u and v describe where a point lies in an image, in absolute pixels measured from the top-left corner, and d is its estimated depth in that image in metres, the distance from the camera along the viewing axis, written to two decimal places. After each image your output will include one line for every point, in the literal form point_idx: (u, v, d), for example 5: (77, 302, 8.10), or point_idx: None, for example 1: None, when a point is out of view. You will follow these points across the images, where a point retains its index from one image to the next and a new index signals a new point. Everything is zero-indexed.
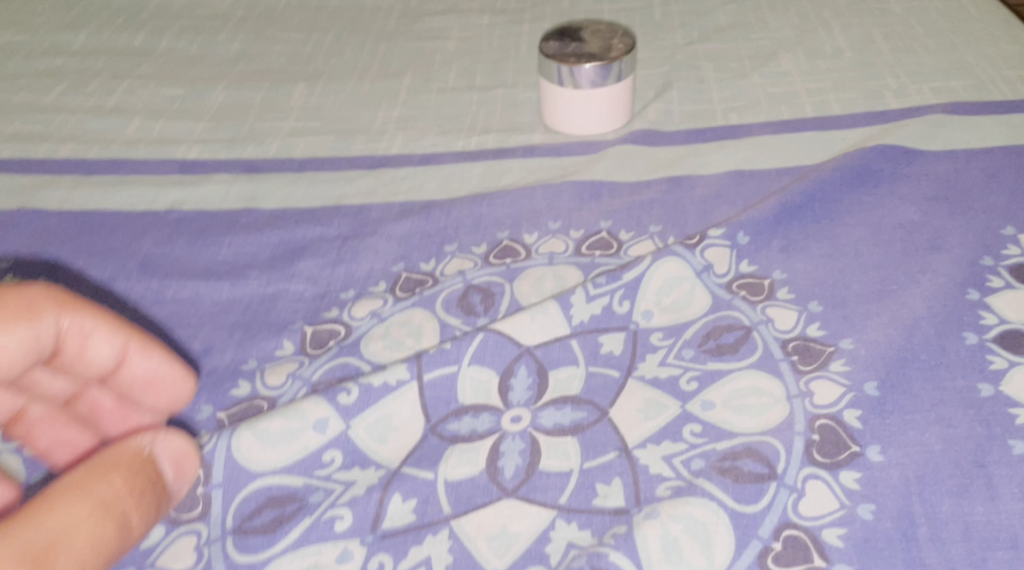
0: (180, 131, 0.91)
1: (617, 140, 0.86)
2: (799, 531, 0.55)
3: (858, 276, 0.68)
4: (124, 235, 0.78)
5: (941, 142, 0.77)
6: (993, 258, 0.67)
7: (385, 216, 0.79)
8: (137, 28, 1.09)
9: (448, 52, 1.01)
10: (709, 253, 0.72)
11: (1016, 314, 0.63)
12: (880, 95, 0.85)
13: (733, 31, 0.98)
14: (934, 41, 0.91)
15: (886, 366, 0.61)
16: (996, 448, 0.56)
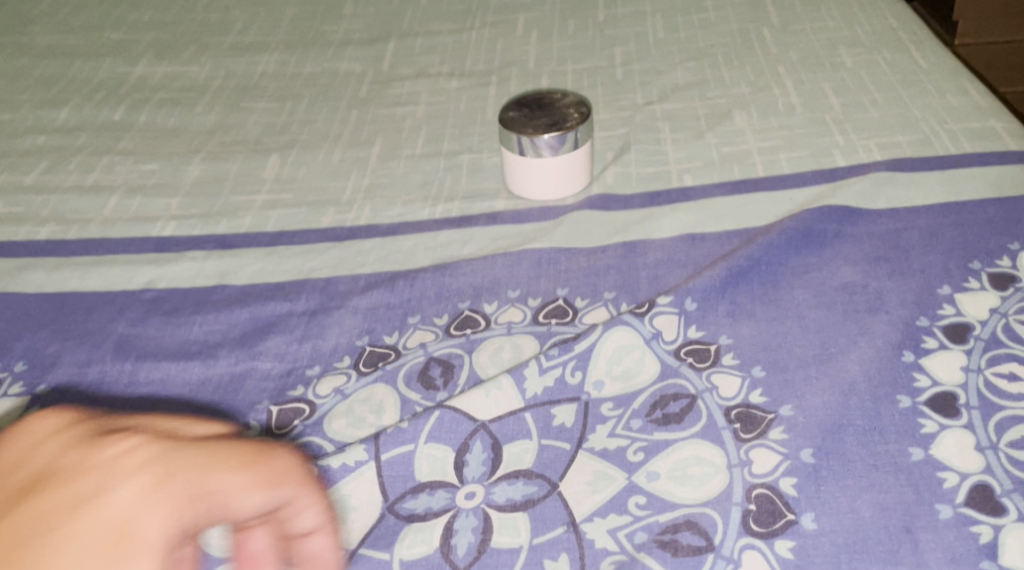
0: (157, 206, 0.96)
1: (576, 204, 0.94)
2: None
3: (800, 339, 0.73)
4: (101, 317, 0.82)
5: (883, 201, 0.87)
6: (928, 318, 0.74)
7: (350, 288, 0.84)
8: (118, 102, 1.16)
9: (416, 117, 1.09)
10: (658, 320, 0.75)
11: (946, 376, 0.69)
12: (826, 152, 0.96)
13: (687, 91, 1.09)
14: (883, 95, 1.03)
15: (822, 433, 0.65)
16: (924, 512, 0.60)
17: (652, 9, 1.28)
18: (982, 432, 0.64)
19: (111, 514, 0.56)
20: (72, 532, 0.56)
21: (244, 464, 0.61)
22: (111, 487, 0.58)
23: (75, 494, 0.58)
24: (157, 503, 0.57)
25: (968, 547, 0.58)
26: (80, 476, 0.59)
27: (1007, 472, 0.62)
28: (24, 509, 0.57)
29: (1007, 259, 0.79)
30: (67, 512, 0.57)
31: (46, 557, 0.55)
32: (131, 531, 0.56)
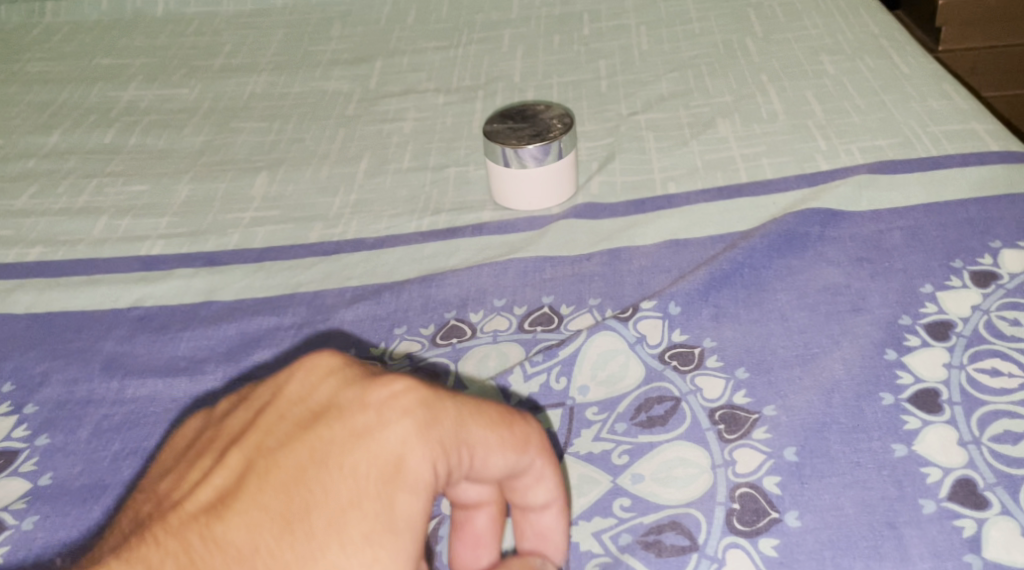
0: (146, 226, 0.97)
1: (561, 214, 0.94)
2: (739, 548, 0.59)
3: (783, 340, 0.73)
4: (89, 336, 0.82)
5: (866, 204, 0.87)
6: (911, 317, 0.74)
7: (338, 301, 0.84)
8: (108, 125, 1.16)
9: (404, 133, 1.10)
10: (642, 325, 0.76)
11: (929, 373, 0.69)
12: (810, 157, 0.96)
13: (672, 100, 1.10)
14: (865, 100, 1.03)
15: (805, 432, 0.65)
16: (908, 507, 0.60)
17: (636, 22, 1.29)
18: (965, 427, 0.65)
19: (396, 450, 0.47)
20: (330, 478, 0.47)
21: (496, 422, 0.52)
22: (387, 428, 0.48)
23: (352, 428, 0.48)
24: (436, 447, 0.48)
25: (952, 541, 0.58)
26: (359, 408, 0.48)
27: (989, 466, 0.62)
28: (287, 448, 0.48)
29: (989, 257, 0.80)
30: (322, 452, 0.47)
31: (316, 499, 0.46)
32: (403, 478, 0.47)
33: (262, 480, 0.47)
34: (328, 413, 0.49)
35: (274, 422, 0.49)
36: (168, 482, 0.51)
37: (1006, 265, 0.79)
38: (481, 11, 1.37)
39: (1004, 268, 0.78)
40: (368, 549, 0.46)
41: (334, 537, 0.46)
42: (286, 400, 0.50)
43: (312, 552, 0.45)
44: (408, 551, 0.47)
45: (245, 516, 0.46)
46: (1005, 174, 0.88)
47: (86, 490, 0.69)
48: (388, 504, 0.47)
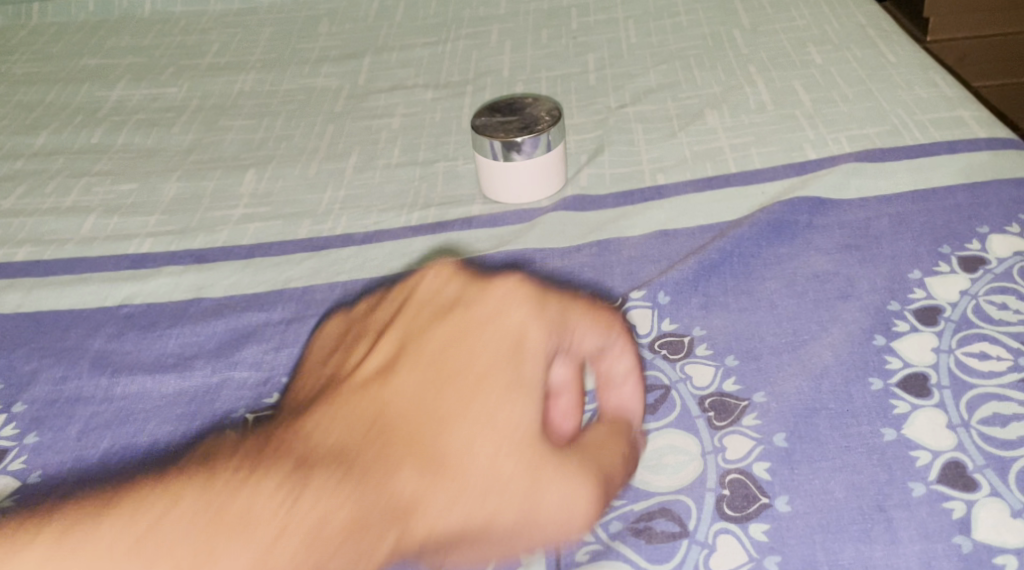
0: (134, 225, 0.97)
1: (550, 206, 0.94)
2: (731, 532, 0.59)
3: (772, 328, 0.73)
4: (78, 334, 0.82)
5: (854, 192, 0.87)
6: (900, 303, 0.74)
7: (327, 296, 0.84)
8: (96, 125, 1.16)
9: (393, 129, 1.10)
10: (632, 315, 0.76)
11: (918, 358, 0.69)
12: (798, 147, 0.96)
13: (661, 93, 1.10)
14: (852, 89, 1.03)
15: (795, 418, 0.65)
16: (897, 490, 0.60)
17: (624, 15, 1.29)
18: (954, 411, 0.65)
19: (523, 335, 0.73)
20: (472, 348, 0.72)
21: (594, 321, 0.75)
22: (508, 316, 0.75)
23: (483, 320, 0.75)
24: (543, 320, 0.75)
25: (942, 523, 0.58)
26: (485, 318, 0.75)
27: (978, 449, 0.62)
28: (431, 335, 0.74)
29: (977, 242, 0.80)
30: (461, 330, 0.74)
31: (462, 365, 0.71)
32: (524, 354, 0.71)
33: (431, 366, 0.72)
34: (466, 311, 0.76)
35: (423, 316, 0.77)
36: (333, 357, 0.75)
37: (994, 250, 0.79)
38: (469, 6, 1.37)
39: (992, 253, 0.79)
40: (506, 405, 0.68)
41: (487, 391, 0.69)
42: (422, 304, 0.78)
43: (464, 398, 0.69)
44: (530, 401, 0.68)
45: (413, 383, 0.70)
46: (992, 161, 0.88)
47: (74, 486, 0.68)
48: (517, 372, 0.70)
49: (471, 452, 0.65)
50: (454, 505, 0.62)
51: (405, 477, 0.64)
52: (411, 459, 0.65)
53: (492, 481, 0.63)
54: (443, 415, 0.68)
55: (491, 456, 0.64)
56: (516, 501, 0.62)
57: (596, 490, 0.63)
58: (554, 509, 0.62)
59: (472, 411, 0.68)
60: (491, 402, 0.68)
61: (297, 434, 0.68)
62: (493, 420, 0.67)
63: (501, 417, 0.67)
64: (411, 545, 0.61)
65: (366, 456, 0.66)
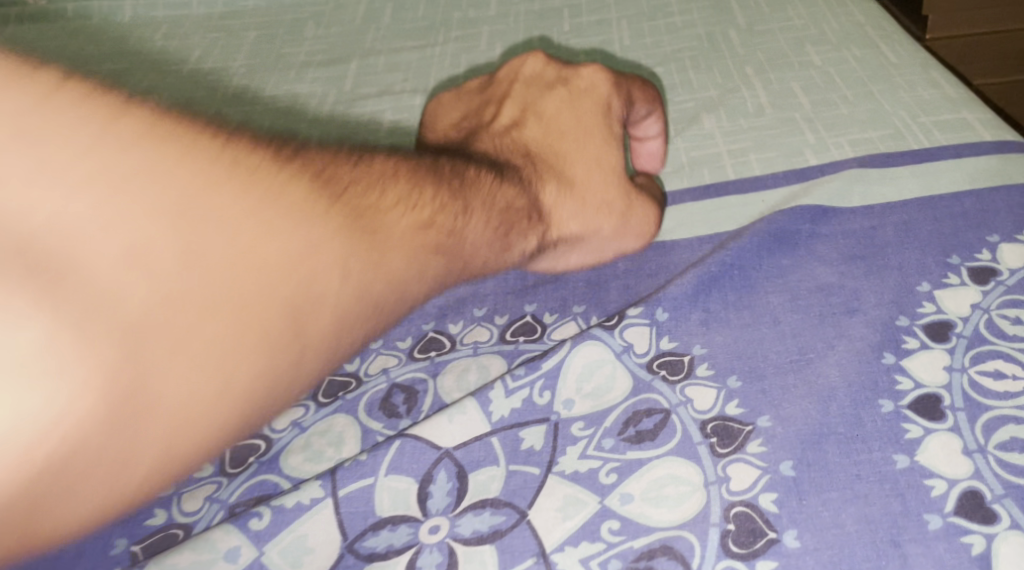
0: None
1: None
2: None
3: (775, 345, 0.70)
4: None
5: (858, 198, 0.84)
6: (908, 317, 0.71)
7: None
8: None
9: (379, 136, 1.06)
10: (629, 332, 0.72)
11: (929, 377, 0.66)
12: (799, 151, 0.92)
13: (656, 96, 1.06)
14: (852, 91, 0.99)
15: (802, 444, 0.62)
16: (912, 523, 0.58)
17: (617, 16, 1.25)
18: (969, 435, 0.62)
19: (610, 99, 0.88)
20: (575, 119, 0.86)
21: (646, 95, 0.94)
22: (596, 78, 0.89)
23: (585, 84, 0.89)
24: (618, 92, 0.89)
25: (960, 559, 0.56)
26: (586, 81, 0.89)
27: (996, 476, 0.60)
28: (547, 101, 0.88)
29: (987, 252, 0.76)
30: (571, 102, 0.87)
31: (572, 122, 0.86)
32: (615, 114, 0.87)
33: (539, 118, 0.86)
34: (564, 77, 0.90)
35: (536, 84, 0.90)
36: (464, 121, 0.91)
37: (1005, 260, 0.76)
38: (458, 9, 1.33)
39: (1003, 263, 0.75)
40: (605, 152, 0.84)
41: (599, 139, 0.85)
42: (535, 72, 0.91)
43: (582, 144, 0.84)
44: (619, 149, 0.85)
45: (538, 126, 0.86)
46: (999, 166, 0.85)
47: None
48: (607, 116, 0.87)
49: (586, 187, 0.82)
50: (580, 210, 0.81)
51: (547, 196, 0.82)
52: (539, 166, 0.83)
53: (602, 208, 0.82)
54: (564, 154, 0.84)
55: (600, 178, 0.83)
56: (623, 217, 0.82)
57: (648, 227, 0.83)
58: (651, 221, 0.83)
59: (593, 148, 0.84)
60: (601, 142, 0.85)
61: (441, 168, 0.80)
62: (592, 150, 0.84)
63: (601, 153, 0.84)
64: (549, 245, 0.80)
65: (523, 165, 0.83)
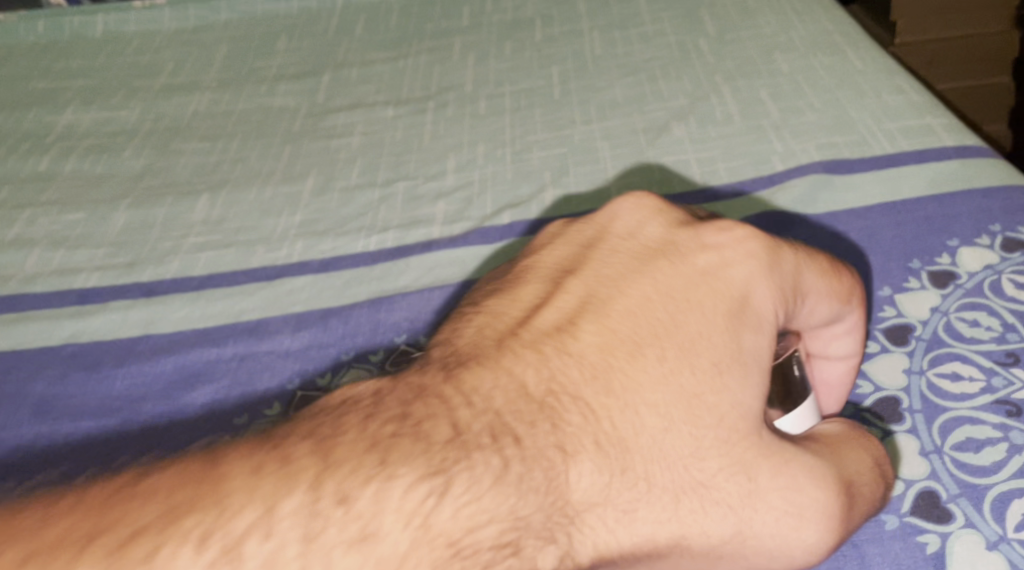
0: (81, 259, 0.94)
1: (517, 221, 0.91)
2: None
3: None
4: (21, 378, 0.81)
5: (819, 206, 0.85)
6: (870, 322, 0.73)
7: (281, 327, 0.82)
8: (43, 152, 1.13)
9: (352, 148, 1.06)
10: None
11: (889, 380, 0.68)
12: (766, 160, 0.94)
13: (627, 106, 1.07)
14: (819, 99, 1.01)
15: None
16: (869, 523, 0.60)
17: (589, 25, 1.26)
18: (927, 436, 0.64)
19: (744, 288, 0.57)
20: (668, 318, 0.57)
21: (827, 272, 0.61)
22: (735, 263, 0.58)
23: (701, 268, 0.58)
24: (773, 280, 0.58)
25: (915, 558, 0.58)
26: (703, 249, 0.59)
27: (952, 476, 0.61)
28: (632, 283, 0.58)
29: (947, 256, 0.78)
30: (669, 289, 0.58)
31: (666, 321, 0.56)
32: (750, 315, 0.57)
33: (601, 316, 0.57)
34: (676, 249, 0.59)
35: (614, 256, 0.60)
36: (480, 322, 0.59)
37: (964, 263, 0.77)
38: (431, 20, 1.33)
39: (962, 267, 0.77)
40: (718, 381, 0.55)
41: (709, 381, 0.55)
42: (622, 238, 0.61)
43: (667, 370, 0.55)
44: (757, 379, 0.55)
45: (606, 323, 0.57)
46: (961, 170, 0.86)
47: None
48: (734, 315, 0.56)
49: (666, 452, 0.53)
50: (655, 495, 0.53)
51: (579, 483, 0.52)
52: (577, 405, 0.54)
53: (696, 482, 0.53)
54: (638, 384, 0.54)
55: (696, 430, 0.54)
56: (739, 484, 0.54)
57: (835, 495, 0.55)
58: (856, 488, 0.57)
59: (681, 380, 0.55)
60: (709, 368, 0.55)
61: (332, 429, 0.50)
62: (680, 378, 0.55)
63: (696, 379, 0.55)
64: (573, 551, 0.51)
65: (527, 412, 0.53)
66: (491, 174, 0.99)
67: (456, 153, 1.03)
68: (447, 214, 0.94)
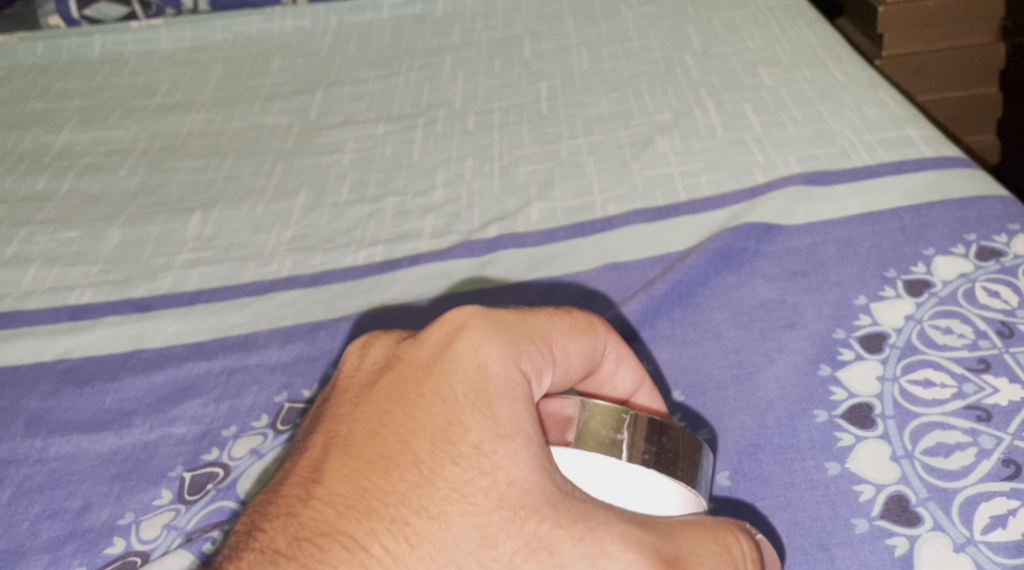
0: (76, 276, 0.96)
1: (500, 235, 0.92)
2: None
3: (717, 360, 0.74)
4: (16, 392, 0.83)
5: (801, 217, 0.86)
6: (846, 330, 0.74)
7: (270, 341, 0.84)
8: (40, 171, 1.15)
9: (343, 164, 1.08)
10: None
11: (863, 387, 0.70)
12: (748, 171, 0.94)
13: (613, 120, 1.08)
14: (802, 111, 1.01)
15: (739, 455, 0.67)
16: (840, 528, 0.62)
17: (577, 42, 1.27)
18: (898, 441, 0.66)
19: (480, 360, 0.55)
20: (411, 423, 0.53)
21: (554, 312, 0.60)
22: (457, 340, 0.55)
23: (430, 356, 0.55)
24: (504, 340, 0.56)
25: (884, 561, 0.60)
26: (423, 344, 0.57)
27: (921, 480, 0.64)
28: (368, 402, 0.55)
29: (922, 265, 0.79)
30: (401, 389, 0.55)
31: (411, 423, 0.53)
32: (494, 384, 0.54)
33: (345, 447, 0.53)
34: (399, 356, 0.57)
35: (341, 399, 0.57)
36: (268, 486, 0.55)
37: (939, 272, 0.78)
38: (423, 38, 1.35)
39: (937, 276, 0.78)
40: (484, 457, 0.51)
41: (488, 458, 0.51)
42: (350, 375, 0.58)
43: (427, 472, 0.51)
44: (529, 449, 0.52)
45: (347, 446, 0.53)
46: (938, 180, 0.86)
47: (6, 554, 0.71)
48: (479, 392, 0.53)
49: (453, 556, 0.49)
50: None
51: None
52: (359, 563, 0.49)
53: None
54: (399, 495, 0.50)
55: (478, 521, 0.50)
56: (543, 562, 0.49)
57: None
58: None
59: (440, 476, 0.51)
60: (468, 450, 0.51)
61: None
62: (445, 476, 0.51)
63: (458, 471, 0.51)
64: None
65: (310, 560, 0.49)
66: (479, 189, 1.00)
67: (444, 168, 1.04)
68: (434, 228, 0.96)
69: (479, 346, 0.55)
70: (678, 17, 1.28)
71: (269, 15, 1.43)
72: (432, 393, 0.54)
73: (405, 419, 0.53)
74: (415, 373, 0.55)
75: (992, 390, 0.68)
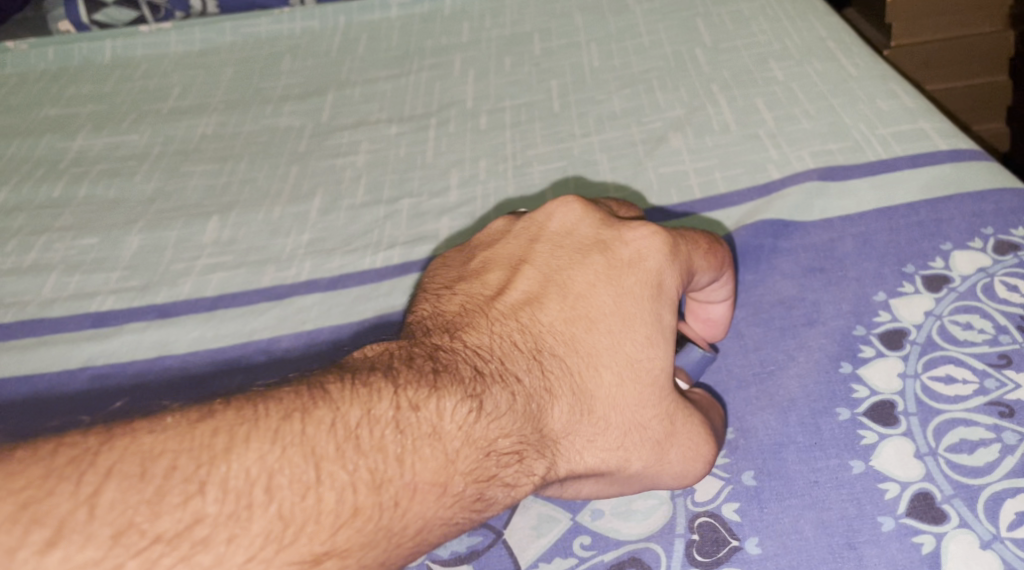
0: (96, 283, 0.97)
1: None
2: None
3: (738, 359, 0.74)
4: (43, 401, 0.84)
5: (817, 212, 0.86)
6: (866, 327, 0.75)
7: (292, 346, 0.85)
8: (57, 178, 1.16)
9: (358, 166, 1.08)
10: None
11: (885, 383, 0.70)
12: (762, 167, 0.95)
13: (625, 118, 1.08)
14: (814, 105, 1.01)
15: (763, 455, 0.68)
16: (867, 526, 0.63)
17: (586, 38, 1.27)
18: (921, 438, 0.67)
19: (662, 274, 0.68)
20: (608, 301, 0.67)
21: (706, 248, 0.72)
22: (649, 251, 0.68)
23: (627, 256, 0.69)
24: (677, 263, 0.69)
25: (911, 559, 0.61)
26: (625, 244, 0.69)
27: (946, 478, 0.64)
28: (578, 269, 0.69)
29: (940, 260, 0.79)
30: (604, 272, 0.68)
31: (608, 301, 0.67)
32: (666, 297, 0.68)
33: (558, 298, 0.68)
34: (604, 243, 0.70)
35: (555, 254, 0.71)
36: (482, 295, 0.70)
37: (958, 266, 0.78)
38: (431, 36, 1.35)
39: (956, 270, 0.78)
40: (652, 346, 0.66)
41: (651, 342, 0.66)
42: (563, 236, 0.71)
43: (616, 338, 0.66)
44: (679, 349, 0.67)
45: (557, 302, 0.68)
46: (955, 173, 0.86)
47: None
48: (656, 297, 0.67)
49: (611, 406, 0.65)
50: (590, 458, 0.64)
51: (557, 416, 0.65)
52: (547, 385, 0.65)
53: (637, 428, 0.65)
54: (594, 349, 0.66)
55: (638, 388, 0.65)
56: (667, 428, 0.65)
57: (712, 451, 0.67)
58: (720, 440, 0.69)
59: (622, 348, 0.66)
60: (642, 338, 0.66)
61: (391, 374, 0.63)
62: (624, 347, 0.66)
63: (638, 348, 0.66)
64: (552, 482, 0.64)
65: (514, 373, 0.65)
66: (494, 189, 1.01)
67: (458, 169, 1.05)
68: (451, 229, 0.96)
69: (662, 260, 0.68)
70: (687, 12, 1.28)
71: (278, 16, 1.43)
72: (626, 284, 0.68)
73: (600, 293, 0.68)
74: (612, 265, 0.69)
75: (1015, 385, 0.68)
